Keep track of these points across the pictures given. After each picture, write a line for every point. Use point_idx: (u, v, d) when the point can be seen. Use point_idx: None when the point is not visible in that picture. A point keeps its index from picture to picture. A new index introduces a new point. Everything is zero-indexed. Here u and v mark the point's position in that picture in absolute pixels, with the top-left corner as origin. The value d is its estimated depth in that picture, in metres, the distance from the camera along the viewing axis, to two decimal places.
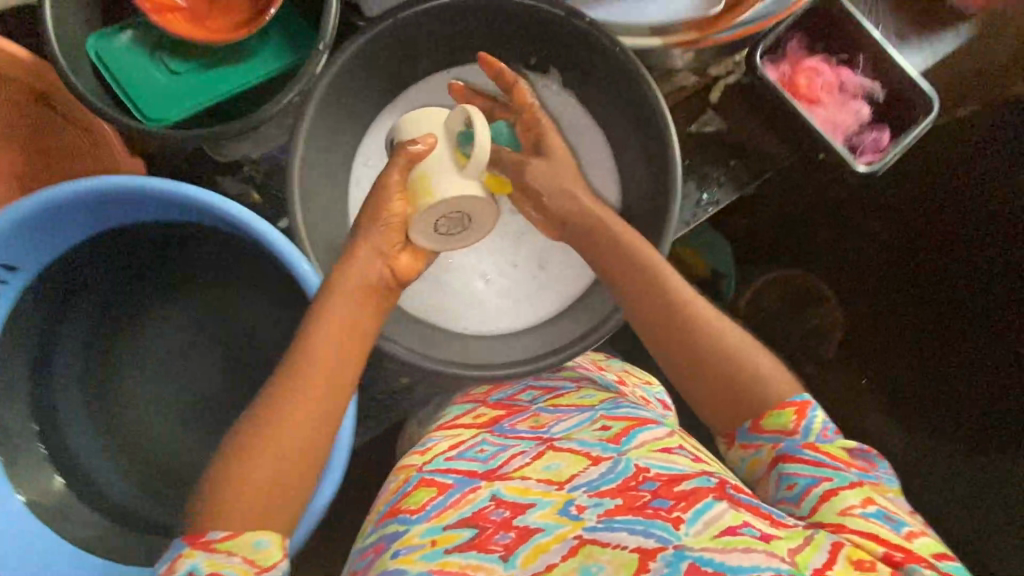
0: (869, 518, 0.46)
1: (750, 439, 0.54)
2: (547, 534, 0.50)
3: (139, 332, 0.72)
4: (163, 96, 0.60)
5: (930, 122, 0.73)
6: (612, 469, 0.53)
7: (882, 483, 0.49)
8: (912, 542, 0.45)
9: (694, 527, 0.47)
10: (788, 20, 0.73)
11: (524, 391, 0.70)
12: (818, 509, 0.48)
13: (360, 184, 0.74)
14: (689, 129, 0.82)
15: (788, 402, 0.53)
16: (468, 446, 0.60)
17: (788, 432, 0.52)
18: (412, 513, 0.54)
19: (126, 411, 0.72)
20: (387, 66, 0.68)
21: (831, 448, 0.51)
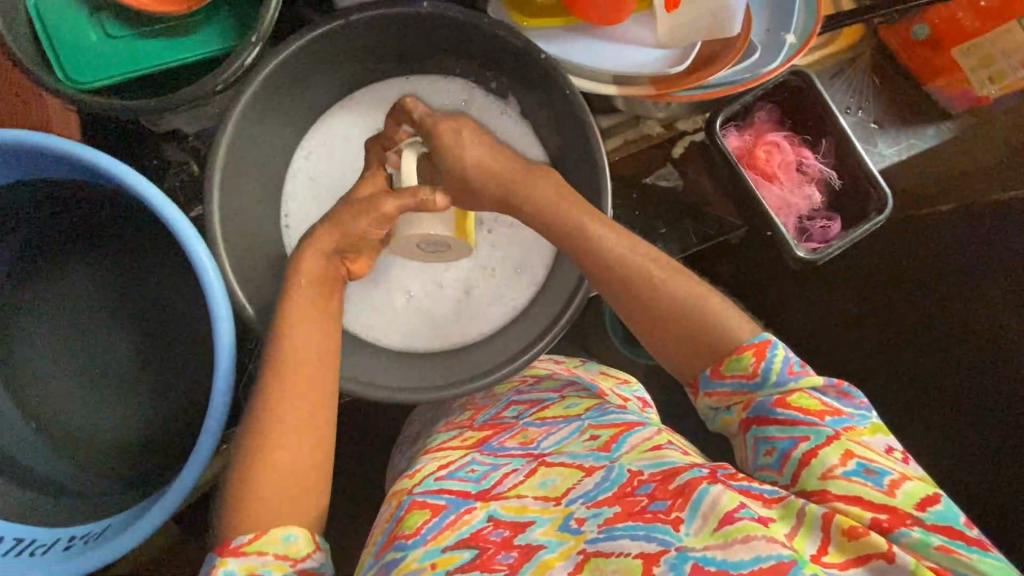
0: (850, 477, 0.46)
1: (714, 386, 0.54)
2: (551, 550, 0.49)
3: (51, 289, 0.70)
4: (89, 59, 0.58)
5: (879, 222, 0.70)
6: (606, 477, 0.53)
7: (857, 425, 0.48)
8: (894, 497, 0.45)
9: (693, 526, 0.45)
10: (757, 92, 0.71)
11: (508, 407, 0.69)
12: (801, 475, 0.48)
13: (300, 181, 0.74)
14: (644, 181, 0.81)
15: (746, 346, 0.52)
16: (457, 467, 0.60)
17: (748, 377, 0.51)
18: (407, 538, 0.52)
19: (27, 369, 0.69)
20: (334, 72, 0.68)
21: (796, 390, 0.50)
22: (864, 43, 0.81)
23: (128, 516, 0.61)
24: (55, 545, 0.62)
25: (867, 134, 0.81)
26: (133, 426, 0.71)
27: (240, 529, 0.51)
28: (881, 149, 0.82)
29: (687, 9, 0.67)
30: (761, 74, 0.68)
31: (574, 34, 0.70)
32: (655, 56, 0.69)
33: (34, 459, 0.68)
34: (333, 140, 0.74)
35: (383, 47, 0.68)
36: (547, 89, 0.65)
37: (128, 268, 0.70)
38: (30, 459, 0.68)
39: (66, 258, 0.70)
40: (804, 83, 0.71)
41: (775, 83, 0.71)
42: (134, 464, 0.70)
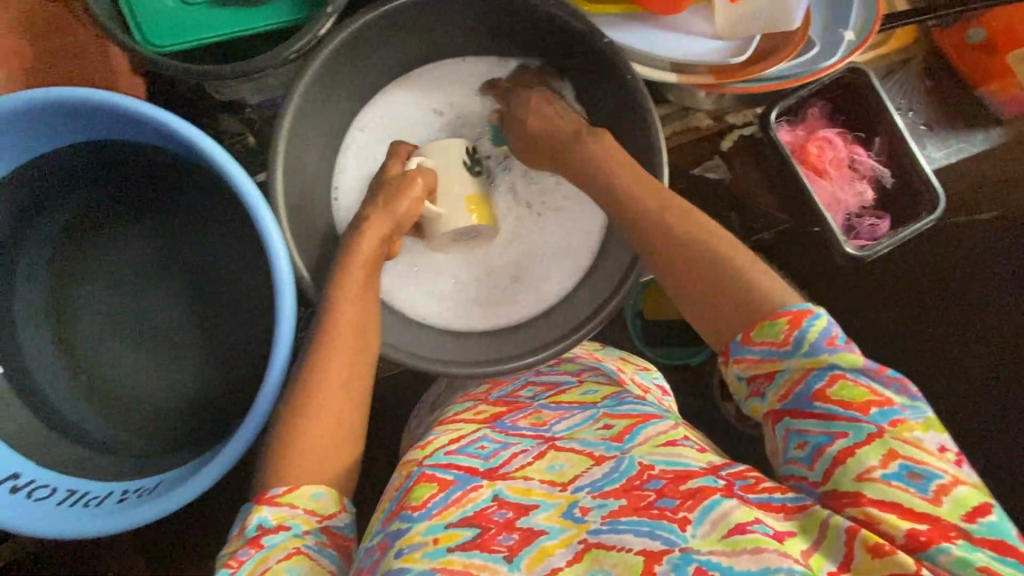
0: (889, 483, 0.41)
1: (742, 354, 0.48)
2: (552, 536, 0.47)
3: (107, 248, 0.72)
4: (163, 21, 0.59)
5: (930, 222, 0.70)
6: (617, 468, 0.51)
7: (908, 418, 0.42)
8: (938, 506, 0.40)
9: (700, 529, 0.43)
10: (813, 86, 0.72)
11: (525, 387, 0.70)
12: (833, 474, 0.43)
13: (356, 158, 0.75)
14: (691, 170, 0.83)
15: (781, 312, 0.46)
16: (468, 442, 0.59)
17: (778, 345, 0.46)
18: (413, 510, 0.51)
19: (81, 324, 0.72)
20: (392, 49, 0.69)
21: (837, 375, 0.44)
22: (919, 44, 0.80)
23: (181, 474, 0.64)
24: (109, 498, 0.64)
25: (919, 135, 0.81)
26: (180, 386, 0.73)
27: (276, 481, 0.54)
28: (929, 152, 0.81)
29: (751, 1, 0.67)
30: (818, 69, 0.69)
31: (631, 23, 0.71)
32: (713, 47, 0.71)
33: (86, 412, 0.71)
34: (391, 118, 0.76)
35: (444, 26, 0.69)
36: (605, 74, 0.66)
37: (182, 233, 0.72)
38: (82, 411, 0.71)
39: (122, 218, 0.72)
40: (859, 79, 0.72)
41: (832, 78, 0.72)
42: (174, 424, 0.72)
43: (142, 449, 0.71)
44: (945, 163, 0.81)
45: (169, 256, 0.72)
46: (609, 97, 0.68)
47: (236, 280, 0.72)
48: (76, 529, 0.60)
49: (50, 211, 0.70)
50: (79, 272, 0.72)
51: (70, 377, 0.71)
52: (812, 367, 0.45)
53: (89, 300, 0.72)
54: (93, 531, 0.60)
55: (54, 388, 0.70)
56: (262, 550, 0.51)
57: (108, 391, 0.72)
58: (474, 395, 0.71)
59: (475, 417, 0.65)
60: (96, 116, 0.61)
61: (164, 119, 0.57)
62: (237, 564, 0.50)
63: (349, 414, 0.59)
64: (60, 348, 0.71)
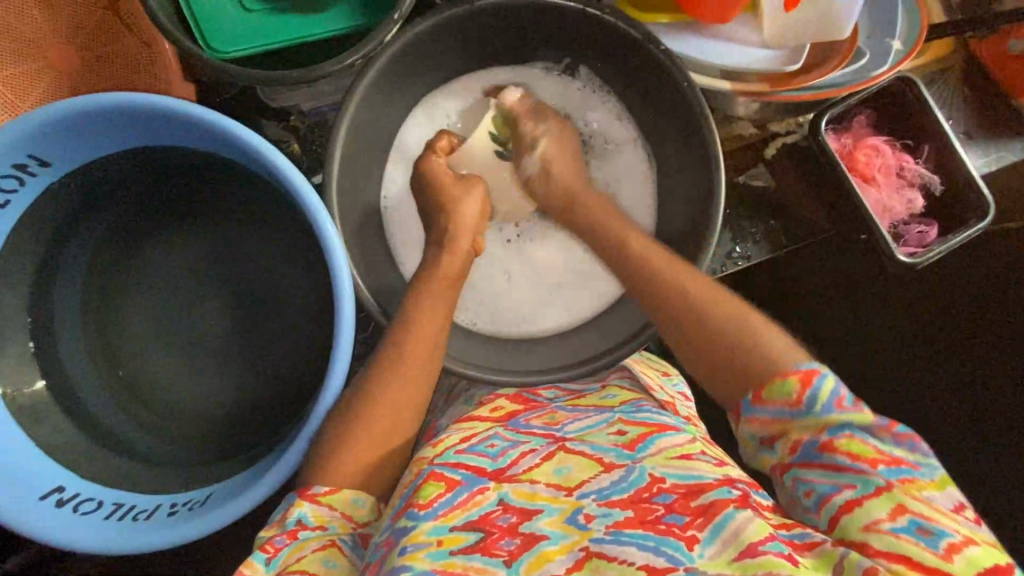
0: (898, 534, 0.42)
1: (755, 412, 0.50)
2: (553, 542, 0.46)
3: (153, 254, 0.71)
4: (234, 29, 0.61)
5: (981, 228, 0.71)
6: (625, 478, 0.50)
7: (918, 478, 0.44)
8: (950, 561, 0.40)
9: (709, 549, 0.44)
10: (863, 95, 0.72)
11: (547, 388, 0.69)
12: (839, 524, 0.44)
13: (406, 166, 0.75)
14: (736, 179, 0.82)
15: (792, 370, 0.49)
16: (479, 440, 0.57)
17: (790, 404, 0.48)
18: (420, 508, 0.49)
19: (124, 332, 0.71)
20: (450, 56, 0.70)
21: (845, 432, 0.46)
22: (957, 53, 0.81)
23: (231, 486, 0.61)
24: (159, 511, 0.61)
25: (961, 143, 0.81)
26: (224, 395, 0.72)
27: (321, 478, 0.55)
28: (971, 159, 0.81)
29: (802, 12, 0.67)
30: (870, 77, 0.70)
31: (685, 30, 0.72)
32: (765, 54, 0.71)
33: (127, 422, 0.69)
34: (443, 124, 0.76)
35: (498, 34, 0.69)
36: (659, 81, 0.66)
37: (230, 240, 0.72)
38: (123, 419, 0.69)
39: (169, 225, 0.71)
40: (908, 88, 0.73)
41: (880, 87, 0.73)
42: (213, 423, 0.71)
43: (185, 460, 0.69)
44: (985, 171, 0.82)
45: (217, 263, 0.72)
46: (661, 106, 0.69)
47: (277, 281, 0.72)
48: (131, 545, 0.58)
49: (96, 216, 0.69)
50: (118, 264, 0.71)
51: (113, 369, 0.70)
52: (823, 425, 0.47)
53: (132, 292, 0.71)
54: (147, 546, 0.57)
55: (94, 398, 0.69)
56: (297, 542, 0.52)
57: (150, 386, 0.71)
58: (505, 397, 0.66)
59: (491, 414, 0.63)
60: (156, 124, 0.60)
61: (229, 125, 0.57)
62: (273, 551, 0.52)
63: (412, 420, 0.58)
64: (102, 354, 0.70)
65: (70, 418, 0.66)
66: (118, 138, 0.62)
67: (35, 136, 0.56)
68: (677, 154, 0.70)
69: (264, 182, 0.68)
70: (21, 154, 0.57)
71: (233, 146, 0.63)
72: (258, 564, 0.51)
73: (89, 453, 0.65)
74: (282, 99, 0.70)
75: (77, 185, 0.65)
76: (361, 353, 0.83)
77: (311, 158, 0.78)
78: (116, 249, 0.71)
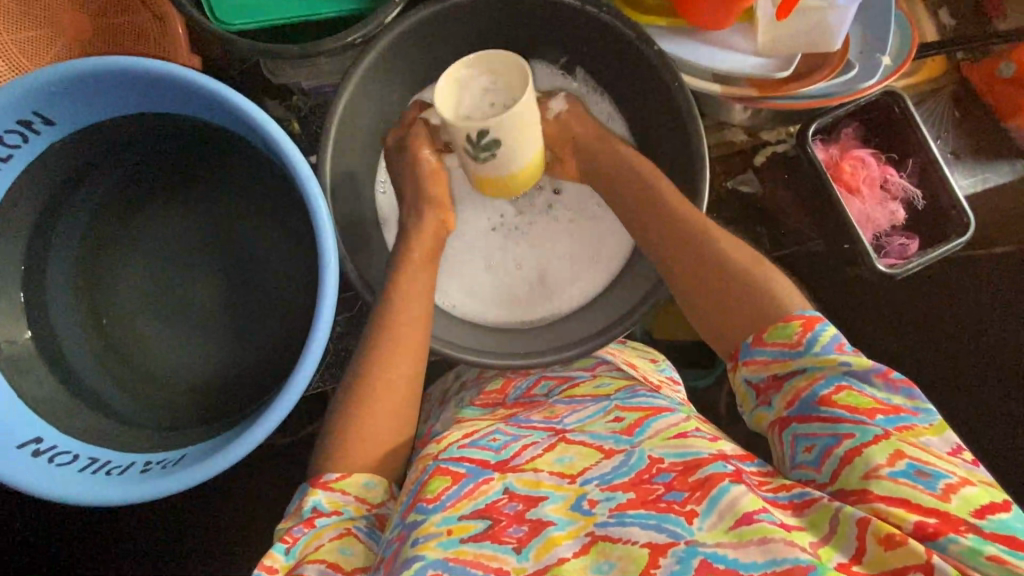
0: (897, 479, 0.43)
1: (754, 355, 0.52)
2: (560, 527, 0.48)
3: (147, 219, 0.73)
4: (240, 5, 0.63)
5: (961, 243, 0.73)
6: (626, 461, 0.51)
7: (916, 425, 0.45)
8: (948, 502, 0.41)
9: (707, 521, 0.44)
10: (849, 106, 0.74)
11: (539, 383, 0.69)
12: (840, 474, 0.45)
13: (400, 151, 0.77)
14: (725, 183, 0.85)
15: (794, 316, 0.51)
16: (481, 435, 0.57)
17: (790, 346, 0.50)
18: (428, 502, 0.50)
19: (112, 293, 0.72)
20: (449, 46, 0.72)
21: (843, 381, 0.47)
22: (947, 75, 0.83)
23: (208, 449, 0.62)
24: (132, 468, 0.62)
25: (949, 163, 0.82)
26: (207, 361, 0.73)
27: None
28: (957, 179, 0.83)
29: (792, 25, 0.69)
30: (859, 89, 0.72)
31: (679, 34, 0.73)
32: (754, 61, 0.72)
33: (108, 382, 0.70)
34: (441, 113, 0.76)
35: (498, 27, 0.71)
36: (651, 82, 0.68)
37: (226, 210, 0.74)
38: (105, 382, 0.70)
39: (164, 191, 0.73)
40: (896, 103, 0.75)
41: (867, 101, 0.75)
42: (196, 391, 0.72)
43: (164, 422, 0.70)
44: (970, 192, 0.83)
45: (212, 233, 0.74)
46: (652, 104, 0.71)
47: (270, 253, 0.73)
48: (103, 499, 0.58)
49: (94, 178, 0.70)
50: (112, 228, 0.72)
51: (98, 333, 0.71)
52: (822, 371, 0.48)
53: (125, 257, 0.72)
54: (117, 501, 0.58)
55: (78, 356, 0.69)
56: (314, 530, 0.52)
57: (135, 351, 0.72)
58: (486, 395, 0.68)
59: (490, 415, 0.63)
60: (158, 91, 0.62)
61: (227, 93, 0.58)
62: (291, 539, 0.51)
63: (390, 393, 0.59)
64: (89, 317, 0.71)
65: (53, 374, 0.67)
66: (120, 101, 0.64)
67: (38, 95, 0.58)
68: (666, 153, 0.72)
69: (261, 155, 0.70)
70: (25, 111, 0.59)
71: (232, 118, 0.64)
72: (278, 555, 0.51)
73: (70, 409, 0.66)
74: (283, 77, 0.72)
75: (78, 148, 0.67)
76: (346, 331, 0.85)
77: (309, 138, 0.80)
78: (112, 214, 0.72)
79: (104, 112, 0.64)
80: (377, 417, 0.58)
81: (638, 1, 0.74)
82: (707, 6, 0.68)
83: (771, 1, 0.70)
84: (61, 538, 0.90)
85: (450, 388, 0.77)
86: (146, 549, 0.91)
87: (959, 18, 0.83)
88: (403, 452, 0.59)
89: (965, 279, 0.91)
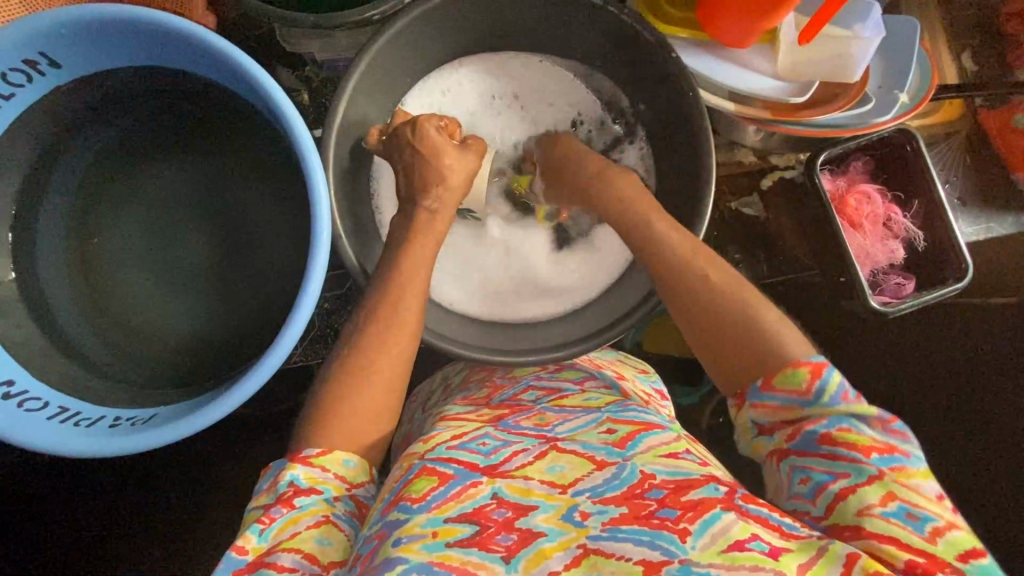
0: (888, 519, 0.43)
1: (764, 399, 0.51)
2: (551, 538, 0.46)
3: (145, 173, 0.72)
4: None
5: (958, 288, 0.73)
6: (618, 474, 0.50)
7: (909, 465, 0.45)
8: (935, 545, 0.42)
9: (700, 541, 0.44)
10: (862, 140, 0.75)
11: (526, 391, 0.68)
12: (835, 508, 0.46)
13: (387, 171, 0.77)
14: (729, 204, 0.86)
15: (803, 362, 0.50)
16: (470, 438, 0.56)
17: (800, 394, 0.49)
18: (412, 502, 0.49)
19: (102, 244, 0.71)
20: (467, 32, 0.72)
21: (842, 420, 0.47)
22: (964, 119, 0.83)
23: (182, 409, 0.61)
24: (101, 422, 0.62)
25: (955, 209, 0.82)
26: (192, 323, 0.72)
27: None
28: (960, 225, 0.82)
29: (814, 49, 0.69)
30: (872, 124, 0.72)
31: (700, 46, 0.73)
32: (773, 82, 0.72)
33: (86, 331, 0.69)
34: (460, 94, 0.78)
35: (518, 17, 0.71)
36: (666, 89, 0.67)
37: (225, 175, 0.73)
38: (85, 332, 0.69)
39: (165, 146, 0.72)
40: (908, 141, 0.75)
41: (880, 136, 0.75)
42: (176, 351, 0.71)
43: (138, 379, 0.69)
44: (972, 239, 0.83)
45: (208, 194, 0.73)
46: (665, 115, 0.70)
47: (266, 219, 0.73)
48: (70, 448, 0.58)
49: (96, 124, 0.70)
50: (109, 176, 0.72)
51: (81, 280, 0.70)
52: (829, 414, 0.48)
53: (119, 208, 0.72)
54: (85, 452, 0.58)
55: (60, 301, 0.69)
56: (292, 512, 0.51)
57: (116, 305, 0.71)
58: (471, 397, 0.69)
59: (478, 416, 0.63)
60: (164, 42, 0.61)
61: (233, 56, 0.58)
62: (269, 520, 0.50)
63: (371, 375, 0.58)
64: (75, 265, 0.70)
65: (32, 316, 0.67)
66: (126, 50, 0.62)
67: (49, 35, 0.57)
68: (674, 165, 0.72)
69: (266, 124, 0.69)
70: (30, 51, 0.58)
71: (238, 82, 0.64)
72: (251, 535, 0.50)
73: (47, 355, 0.66)
74: (297, 47, 0.72)
75: (79, 93, 0.66)
76: (334, 308, 0.84)
77: (317, 110, 0.82)
78: (109, 161, 0.71)
79: (108, 60, 0.63)
80: (356, 398, 0.58)
81: (662, 9, 0.74)
82: (730, 24, 0.68)
83: (795, 25, 0.71)
84: (27, 484, 0.89)
85: (434, 394, 0.77)
86: (113, 505, 0.91)
87: (983, 63, 0.82)
88: (373, 439, 0.58)
89: (956, 323, 0.91)
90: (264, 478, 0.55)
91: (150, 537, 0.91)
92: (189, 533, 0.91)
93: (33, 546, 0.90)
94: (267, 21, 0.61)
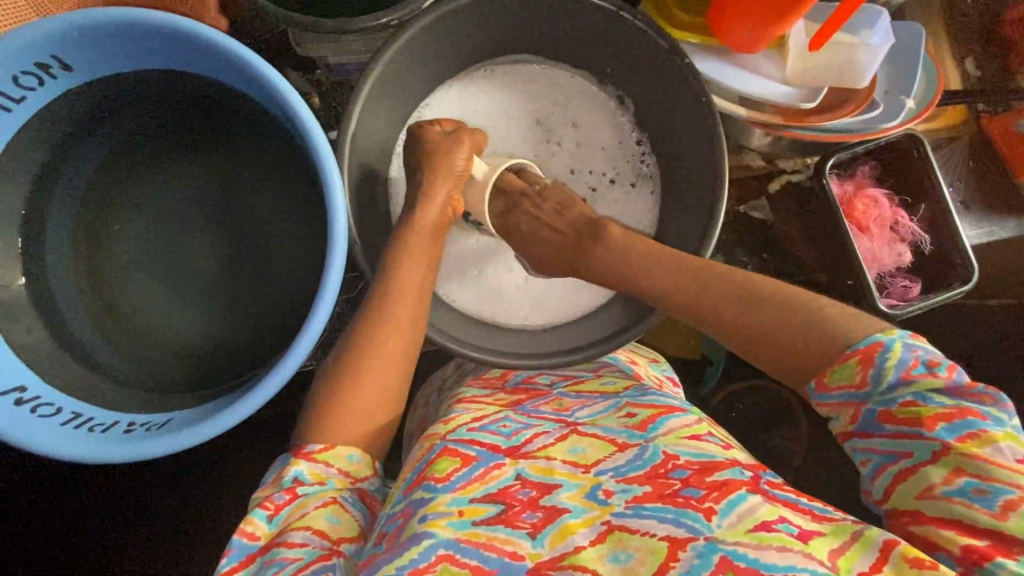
0: (951, 498, 0.42)
1: (822, 399, 0.51)
2: (575, 515, 0.47)
3: (156, 176, 0.72)
4: None
5: (964, 291, 0.74)
6: (640, 456, 0.51)
7: (984, 435, 0.43)
8: (1006, 521, 0.40)
9: (726, 519, 0.44)
10: (870, 145, 0.75)
11: (541, 373, 0.69)
12: (894, 492, 0.46)
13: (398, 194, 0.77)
14: (737, 208, 0.86)
15: (849, 353, 0.48)
16: (491, 420, 0.57)
17: (857, 387, 0.48)
18: (436, 481, 0.49)
19: (112, 247, 0.71)
20: (482, 36, 0.72)
21: (905, 401, 0.46)
22: (967, 125, 0.84)
23: (195, 415, 0.61)
24: (115, 427, 0.61)
25: (958, 212, 0.83)
26: (204, 327, 0.72)
27: None
28: (965, 229, 0.83)
29: (824, 56, 0.70)
30: (880, 129, 0.73)
31: (711, 52, 0.73)
32: (782, 87, 0.72)
33: (96, 336, 0.69)
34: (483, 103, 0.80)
35: (531, 22, 0.71)
36: (679, 92, 0.68)
37: (237, 178, 0.73)
38: (94, 335, 0.68)
39: (176, 150, 0.72)
40: (914, 146, 0.76)
41: (888, 140, 0.75)
42: (188, 355, 0.71)
43: (150, 383, 0.68)
44: (975, 243, 0.84)
45: (219, 197, 0.73)
46: (678, 119, 0.71)
47: (279, 221, 0.73)
48: (84, 454, 0.57)
49: (105, 125, 0.69)
50: (118, 178, 0.71)
51: (90, 283, 0.70)
52: (890, 397, 0.47)
53: (127, 210, 0.71)
54: (97, 458, 0.57)
55: (70, 307, 0.68)
56: (299, 499, 0.51)
57: (126, 308, 0.70)
58: (486, 379, 0.69)
59: (496, 399, 0.63)
60: (176, 44, 0.60)
61: (249, 57, 0.57)
62: (275, 508, 0.50)
63: (388, 373, 0.59)
64: (85, 269, 0.70)
65: (43, 322, 0.66)
66: (138, 53, 0.62)
67: (63, 38, 0.56)
68: (686, 169, 0.73)
69: (279, 126, 0.69)
70: (44, 54, 0.57)
71: (252, 85, 0.63)
72: (259, 522, 0.50)
73: (57, 358, 0.65)
74: (311, 53, 0.72)
75: (89, 95, 0.65)
76: (344, 311, 0.84)
77: (328, 114, 0.82)
78: (117, 163, 0.71)
79: (118, 63, 0.63)
80: (373, 399, 0.57)
81: (673, 14, 0.74)
82: (742, 29, 0.68)
83: (806, 32, 0.72)
84: (33, 491, 0.88)
85: (449, 379, 0.76)
86: (117, 509, 0.90)
87: (987, 70, 0.84)
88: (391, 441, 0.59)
89: (956, 325, 0.93)
90: (274, 467, 0.54)
91: (158, 541, 0.91)
92: (198, 537, 0.90)
93: (38, 553, 0.89)
94: (285, 25, 0.61)
